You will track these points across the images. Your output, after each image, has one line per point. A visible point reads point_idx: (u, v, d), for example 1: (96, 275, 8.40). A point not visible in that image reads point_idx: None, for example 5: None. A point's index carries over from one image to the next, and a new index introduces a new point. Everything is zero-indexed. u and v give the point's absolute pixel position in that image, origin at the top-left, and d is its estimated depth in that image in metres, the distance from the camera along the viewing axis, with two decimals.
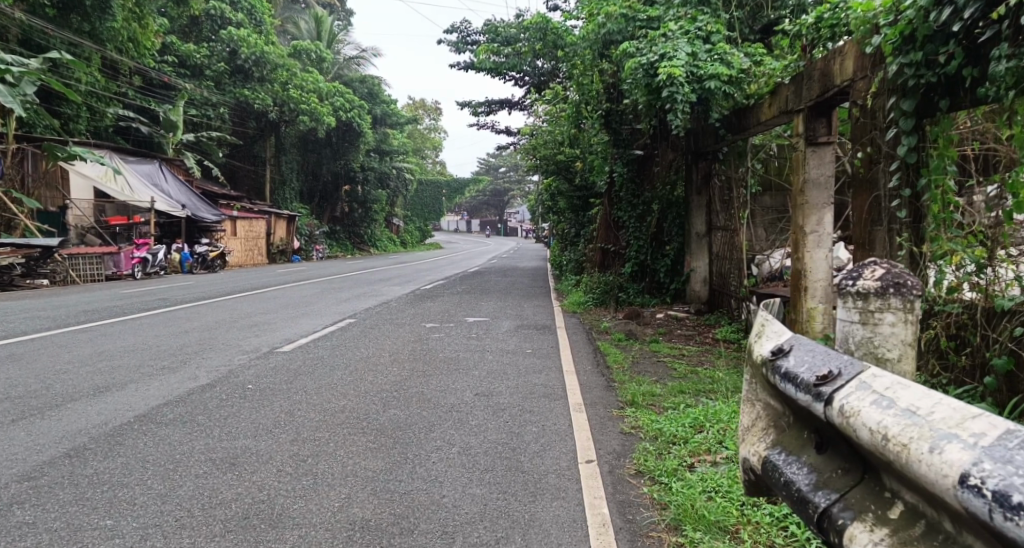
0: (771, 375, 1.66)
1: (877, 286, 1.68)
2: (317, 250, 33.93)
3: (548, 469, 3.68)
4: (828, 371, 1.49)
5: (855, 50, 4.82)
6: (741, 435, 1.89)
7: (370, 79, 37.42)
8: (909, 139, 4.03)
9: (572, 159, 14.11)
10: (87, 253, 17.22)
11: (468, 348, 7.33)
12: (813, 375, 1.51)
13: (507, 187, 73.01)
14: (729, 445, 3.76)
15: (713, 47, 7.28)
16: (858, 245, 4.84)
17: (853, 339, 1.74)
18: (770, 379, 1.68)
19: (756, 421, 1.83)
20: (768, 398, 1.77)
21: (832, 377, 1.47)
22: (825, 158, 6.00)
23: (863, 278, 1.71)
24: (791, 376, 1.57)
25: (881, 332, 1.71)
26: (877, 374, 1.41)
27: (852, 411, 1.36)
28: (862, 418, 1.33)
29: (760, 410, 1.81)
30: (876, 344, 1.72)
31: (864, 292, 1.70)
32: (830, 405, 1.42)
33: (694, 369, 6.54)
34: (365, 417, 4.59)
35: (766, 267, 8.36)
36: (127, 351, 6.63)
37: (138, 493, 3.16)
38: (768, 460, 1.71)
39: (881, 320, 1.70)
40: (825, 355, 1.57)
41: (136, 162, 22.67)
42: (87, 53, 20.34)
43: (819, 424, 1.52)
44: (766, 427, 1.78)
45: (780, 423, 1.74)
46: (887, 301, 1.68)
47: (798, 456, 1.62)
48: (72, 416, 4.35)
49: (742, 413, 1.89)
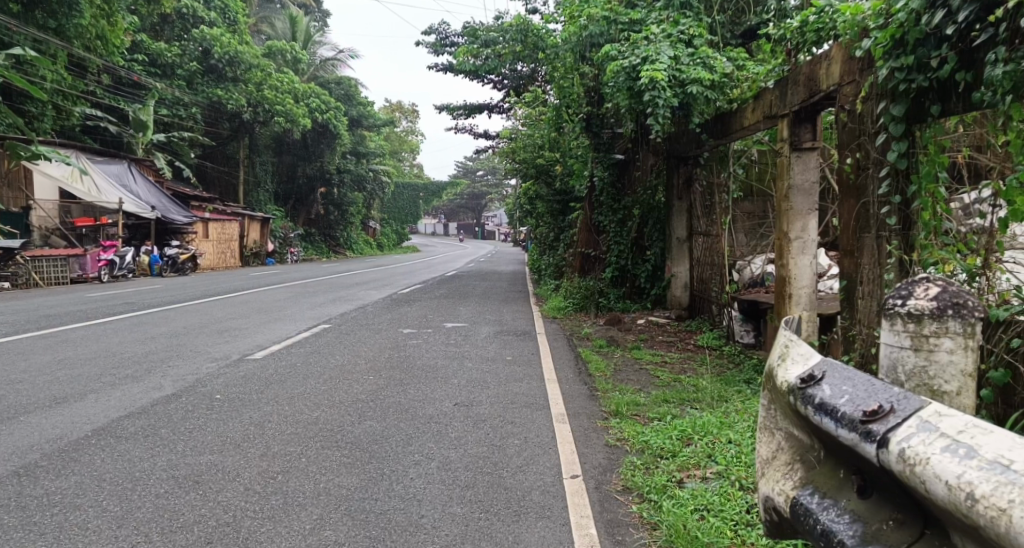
0: (801, 405, 1.60)
1: (932, 306, 1.63)
2: (292, 252, 33.40)
3: (532, 485, 3.52)
4: (877, 406, 1.43)
5: (842, 55, 4.78)
6: (762, 470, 1.83)
7: (346, 80, 37.06)
8: (900, 145, 3.98)
9: (552, 163, 13.99)
10: (51, 255, 16.69)
11: (447, 355, 7.15)
12: (859, 410, 1.44)
13: (485, 191, 72.80)
14: (719, 459, 3.64)
15: (696, 51, 7.19)
16: (846, 252, 4.79)
17: (905, 368, 1.69)
18: (800, 408, 1.61)
19: (779, 451, 1.78)
20: (794, 431, 1.72)
21: (883, 413, 1.40)
22: (809, 164, 5.94)
23: (916, 297, 1.67)
24: (831, 407, 1.50)
25: (938, 361, 1.64)
26: (939, 415, 1.34)
27: (915, 456, 1.28)
28: (932, 466, 1.24)
29: (786, 443, 1.75)
30: (932, 376, 1.65)
31: (918, 314, 1.64)
32: (884, 446, 1.35)
33: (677, 376, 6.44)
34: (339, 430, 4.38)
35: (747, 272, 8.57)
36: (88, 359, 6.33)
37: (91, 516, 2.93)
38: (798, 503, 1.63)
39: (938, 347, 1.63)
40: (868, 387, 1.51)
41: (104, 162, 22.09)
42: (53, 50, 19.80)
43: (863, 463, 1.44)
44: (792, 462, 1.72)
45: (808, 459, 1.68)
46: (944, 325, 1.62)
47: (835, 500, 1.53)
48: (25, 430, 4.09)
49: (763, 445, 1.84)
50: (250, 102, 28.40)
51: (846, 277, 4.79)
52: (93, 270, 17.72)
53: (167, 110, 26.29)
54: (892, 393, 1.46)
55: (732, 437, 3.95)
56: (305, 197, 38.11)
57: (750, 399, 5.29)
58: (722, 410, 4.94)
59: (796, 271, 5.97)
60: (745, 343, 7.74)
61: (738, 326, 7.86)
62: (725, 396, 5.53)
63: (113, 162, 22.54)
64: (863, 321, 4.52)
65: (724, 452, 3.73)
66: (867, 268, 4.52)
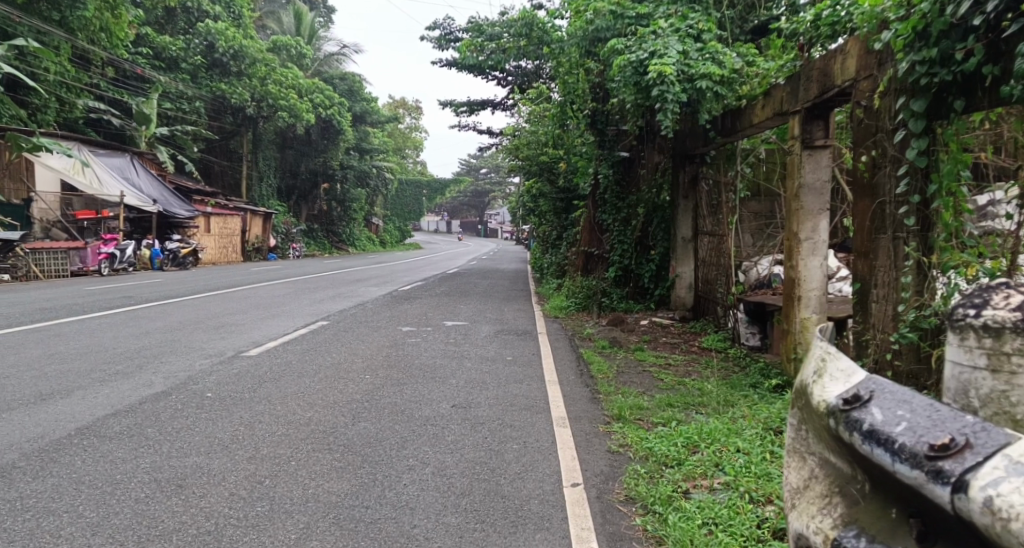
0: (845, 430, 1.50)
1: (1012, 319, 1.49)
2: (294, 248, 33.27)
3: (530, 494, 3.36)
4: (943, 438, 1.31)
5: (858, 49, 4.61)
6: (800, 500, 1.75)
7: (350, 76, 36.93)
8: (921, 142, 3.82)
9: (555, 160, 13.82)
10: (51, 248, 16.59)
11: (446, 354, 6.99)
12: (925, 443, 1.32)
13: (488, 189, 72.58)
14: (728, 470, 3.47)
15: (705, 46, 7.02)
16: (859, 254, 4.63)
17: (978, 393, 1.55)
18: (843, 433, 1.50)
19: (821, 482, 1.68)
20: (836, 459, 1.63)
21: (949, 447, 1.28)
22: (821, 162, 5.76)
23: (996, 308, 1.52)
24: (886, 438, 1.39)
25: (1019, 386, 1.50)
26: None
27: (996, 504, 1.15)
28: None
29: (830, 471, 1.66)
30: (1013, 401, 1.50)
31: (999, 327, 1.49)
32: (956, 488, 1.23)
33: (681, 379, 6.27)
34: (331, 432, 4.22)
35: (753, 273, 8.40)
36: (79, 354, 6.18)
37: (65, 522, 2.78)
38: (840, 542, 1.52)
39: (1021, 369, 1.49)
40: (925, 414, 1.39)
41: (106, 154, 21.97)
42: (56, 42, 19.68)
43: (924, 503, 1.33)
44: (835, 495, 1.63)
45: (853, 491, 1.58)
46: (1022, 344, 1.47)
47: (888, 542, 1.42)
48: (5, 427, 3.94)
49: (798, 473, 1.77)
50: (254, 97, 28.28)
51: (858, 280, 4.63)
52: (93, 263, 17.60)
53: (171, 103, 26.14)
54: (958, 422, 1.34)
55: (741, 445, 3.79)
56: (308, 192, 37.98)
57: (757, 404, 5.13)
58: (728, 415, 4.78)
59: (806, 273, 5.79)
60: (750, 345, 7.59)
61: (743, 328, 7.72)
62: (731, 401, 5.37)
63: (115, 155, 22.42)
64: (878, 324, 4.36)
65: (732, 462, 3.57)
66: (882, 270, 4.36)
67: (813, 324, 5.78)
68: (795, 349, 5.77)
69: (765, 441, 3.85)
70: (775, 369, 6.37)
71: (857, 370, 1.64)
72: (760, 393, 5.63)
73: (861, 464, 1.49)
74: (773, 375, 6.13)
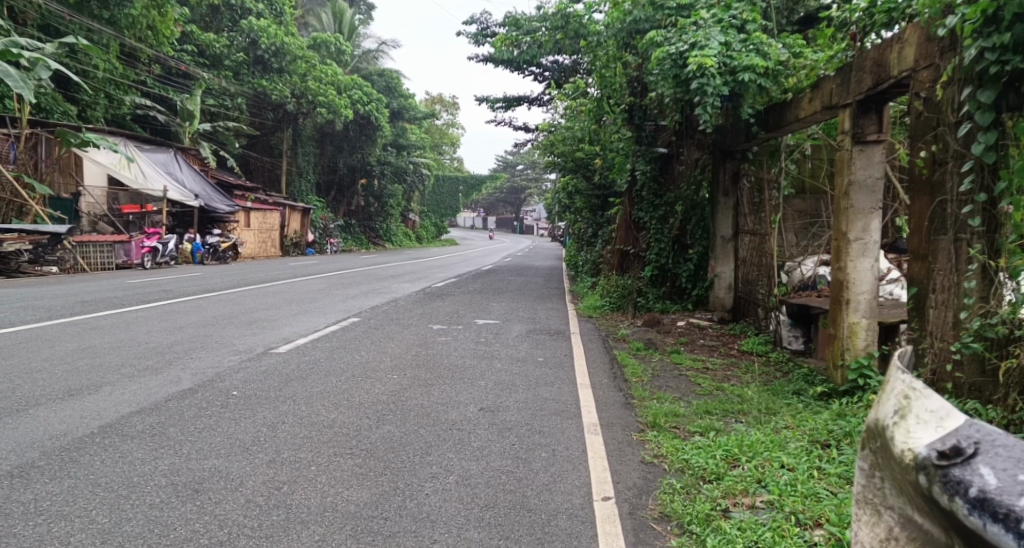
0: (939, 490, 1.25)
1: None
2: (331, 243, 33.59)
3: (557, 508, 3.18)
4: None
5: (917, 37, 4.32)
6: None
7: (388, 72, 37.10)
8: (989, 136, 3.53)
9: (592, 156, 13.55)
10: (98, 241, 17.00)
11: (476, 354, 6.83)
12: None
13: (525, 185, 72.29)
14: (771, 488, 3.23)
15: (748, 37, 6.71)
16: (914, 255, 4.32)
17: None
18: (937, 494, 1.25)
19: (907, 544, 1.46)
20: (927, 521, 1.39)
21: None
22: (874, 158, 5.41)
23: None
24: (1004, 512, 1.12)
25: None
26: None
27: None
28: None
29: (920, 531, 1.42)
30: None
31: None
32: None
33: (720, 385, 6.01)
34: (354, 435, 4.11)
35: (797, 274, 8.02)
36: (112, 348, 6.22)
37: (76, 529, 2.72)
38: None
39: None
40: None
41: (151, 150, 22.45)
42: (105, 40, 20.18)
43: None
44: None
45: None
46: None
47: None
48: (31, 424, 3.92)
49: (880, 524, 1.55)
50: (294, 93, 28.63)
51: (914, 285, 4.32)
52: (136, 257, 17.95)
53: (214, 100, 26.59)
54: None
55: (784, 460, 3.55)
56: (345, 188, 38.31)
57: (802, 413, 4.86)
58: (769, 425, 4.54)
59: (855, 275, 5.47)
60: (793, 349, 7.29)
61: (785, 331, 7.42)
62: (774, 409, 5.10)
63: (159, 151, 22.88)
64: (935, 332, 4.06)
65: (776, 479, 3.32)
66: (941, 274, 4.04)
67: (863, 329, 5.44)
68: (843, 356, 5.47)
69: (810, 456, 3.60)
70: (821, 376, 6.05)
71: (957, 412, 1.35)
72: (804, 401, 5.34)
73: (962, 535, 1.24)
74: (818, 382, 5.82)
